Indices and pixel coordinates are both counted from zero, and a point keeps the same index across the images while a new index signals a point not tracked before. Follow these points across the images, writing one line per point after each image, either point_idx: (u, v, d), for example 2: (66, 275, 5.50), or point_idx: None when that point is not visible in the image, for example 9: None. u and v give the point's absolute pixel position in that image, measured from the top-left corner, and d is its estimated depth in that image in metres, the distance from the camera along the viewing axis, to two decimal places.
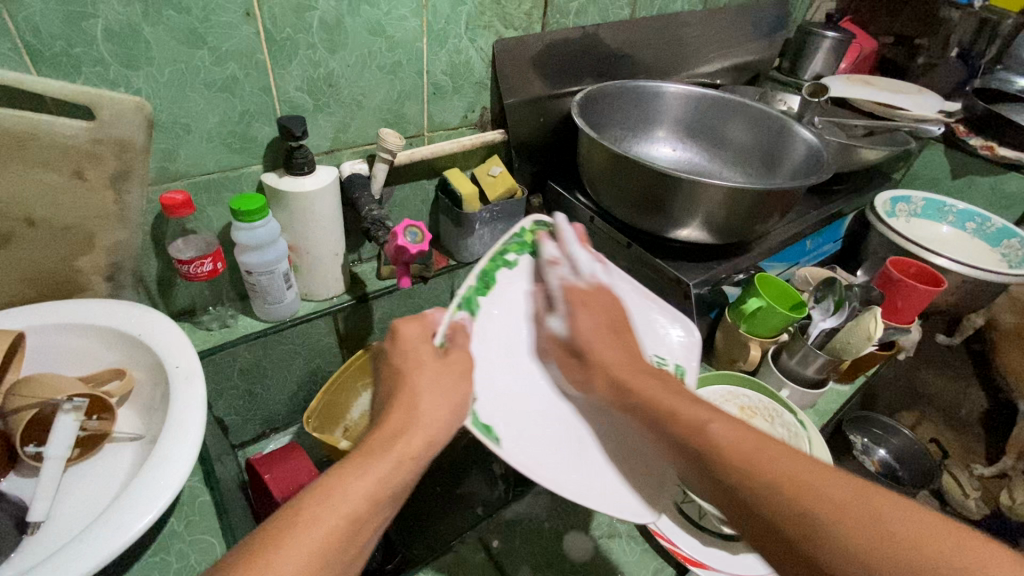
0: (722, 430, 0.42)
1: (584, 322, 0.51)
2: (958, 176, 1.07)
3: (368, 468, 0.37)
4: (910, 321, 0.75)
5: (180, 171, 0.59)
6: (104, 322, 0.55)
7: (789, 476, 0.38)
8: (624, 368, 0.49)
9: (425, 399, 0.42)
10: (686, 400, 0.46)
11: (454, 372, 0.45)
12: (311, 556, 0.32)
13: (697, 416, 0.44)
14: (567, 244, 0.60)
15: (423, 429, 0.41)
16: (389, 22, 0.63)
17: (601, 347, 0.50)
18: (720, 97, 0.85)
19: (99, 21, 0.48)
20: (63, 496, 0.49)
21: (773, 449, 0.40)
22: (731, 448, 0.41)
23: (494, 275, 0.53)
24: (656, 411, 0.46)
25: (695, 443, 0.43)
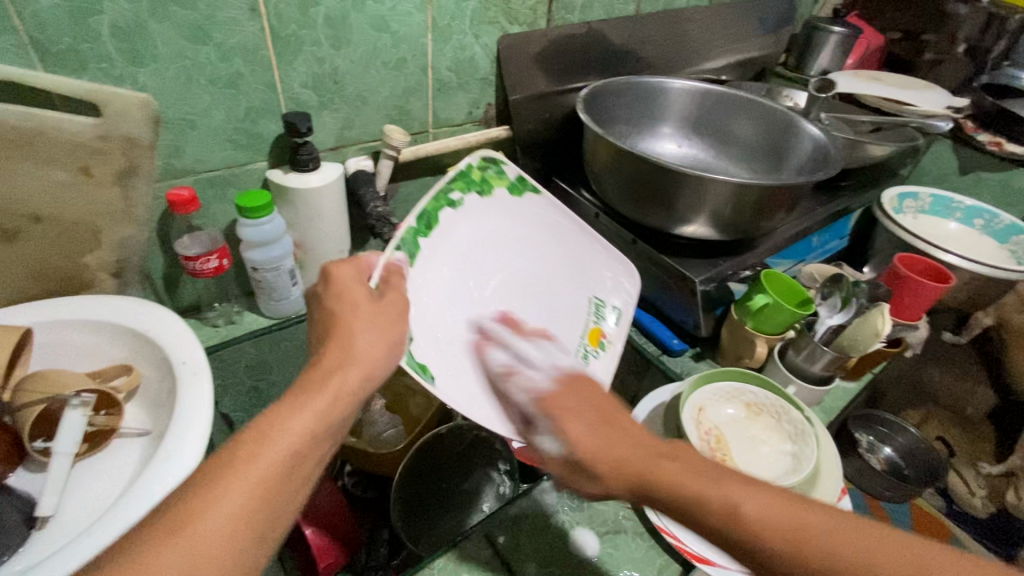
0: (751, 504, 0.36)
1: (573, 431, 0.41)
2: (967, 172, 1.06)
3: (303, 407, 0.37)
4: (918, 318, 0.74)
5: (185, 167, 0.59)
6: (111, 317, 0.55)
7: (831, 548, 0.34)
8: (633, 455, 0.40)
9: (360, 336, 0.43)
10: (710, 480, 0.38)
11: (395, 310, 0.46)
12: (256, 488, 0.33)
13: (726, 496, 0.37)
14: (514, 184, 0.65)
15: (359, 363, 0.42)
16: (394, 18, 0.63)
17: (591, 441, 0.41)
18: (725, 93, 0.85)
19: (105, 18, 0.48)
20: (71, 490, 0.49)
21: (819, 523, 0.35)
22: (768, 524, 0.35)
23: (438, 214, 0.55)
24: (675, 498, 0.38)
25: (729, 528, 0.36)
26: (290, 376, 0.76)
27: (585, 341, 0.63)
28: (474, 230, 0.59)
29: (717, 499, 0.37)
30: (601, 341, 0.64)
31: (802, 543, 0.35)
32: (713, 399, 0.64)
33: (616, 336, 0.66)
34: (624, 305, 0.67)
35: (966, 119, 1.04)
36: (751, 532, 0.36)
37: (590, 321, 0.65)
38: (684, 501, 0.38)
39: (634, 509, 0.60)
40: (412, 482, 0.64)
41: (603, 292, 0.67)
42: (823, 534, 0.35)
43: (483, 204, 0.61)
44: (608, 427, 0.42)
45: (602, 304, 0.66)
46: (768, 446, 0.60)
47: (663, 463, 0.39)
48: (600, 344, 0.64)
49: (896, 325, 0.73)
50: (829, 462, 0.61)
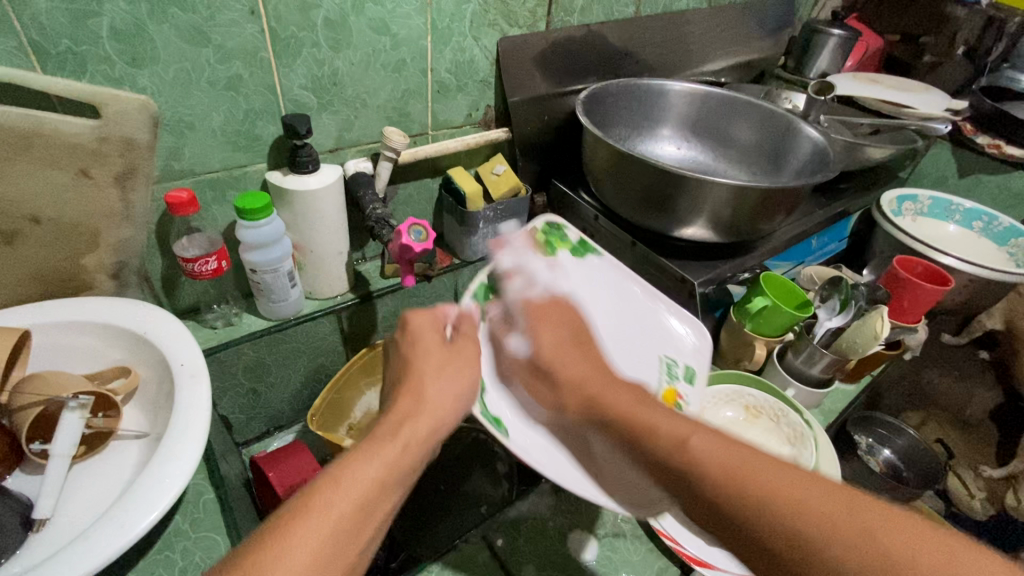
0: (704, 443, 0.39)
1: (544, 336, 0.52)
2: (965, 175, 1.06)
3: (380, 449, 0.38)
4: (917, 320, 0.74)
5: (184, 169, 0.59)
6: (109, 319, 0.55)
7: (764, 481, 0.35)
8: (592, 384, 0.47)
9: (432, 387, 0.45)
10: (658, 415, 0.43)
11: (461, 357, 0.48)
12: (330, 532, 0.33)
13: (675, 432, 0.40)
14: (578, 246, 0.64)
15: (430, 413, 0.43)
16: (393, 20, 0.63)
17: (562, 360, 0.50)
18: (725, 96, 0.85)
19: (104, 19, 0.48)
20: (68, 493, 0.49)
21: (761, 471, 0.36)
22: (714, 463, 0.37)
23: (503, 275, 0.57)
24: (627, 426, 0.43)
25: (671, 456, 0.40)
26: (289, 378, 0.76)
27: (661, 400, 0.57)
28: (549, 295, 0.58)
29: (672, 432, 0.40)
30: (679, 401, 0.58)
31: (739, 482, 0.36)
32: (712, 403, 0.64)
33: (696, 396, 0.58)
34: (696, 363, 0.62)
35: (964, 122, 1.04)
36: (694, 470, 0.38)
37: (664, 381, 0.59)
38: (649, 438, 0.42)
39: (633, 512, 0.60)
40: (412, 484, 0.64)
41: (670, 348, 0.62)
42: (762, 482, 0.35)
43: (551, 265, 0.61)
44: (590, 366, 0.49)
45: (674, 363, 0.61)
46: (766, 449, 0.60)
47: (641, 407, 0.44)
48: (677, 403, 0.57)
49: (896, 328, 0.73)
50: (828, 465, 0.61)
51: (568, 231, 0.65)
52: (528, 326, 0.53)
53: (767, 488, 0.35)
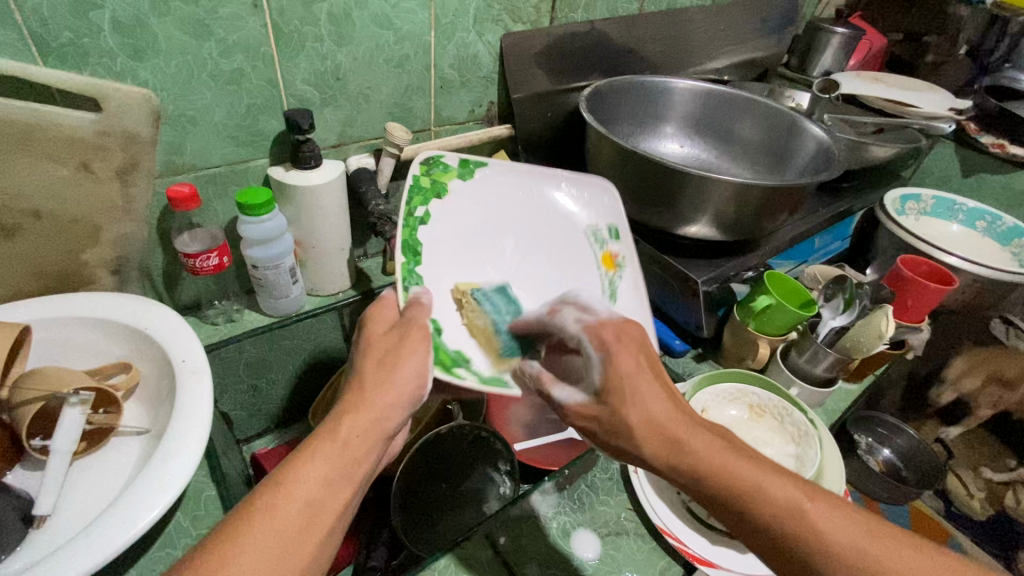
0: (824, 514, 0.38)
1: (623, 363, 0.45)
2: (968, 174, 1.06)
3: (314, 456, 0.38)
4: (920, 320, 0.74)
5: (186, 164, 0.59)
6: (111, 315, 0.55)
7: (878, 559, 0.36)
8: (684, 433, 0.42)
9: (373, 383, 0.42)
10: (770, 475, 0.40)
11: (415, 336, 0.45)
12: (271, 541, 0.34)
13: (790, 497, 0.38)
14: (462, 169, 0.59)
15: (372, 409, 0.41)
16: (397, 15, 0.63)
17: (640, 400, 0.43)
18: (729, 93, 0.85)
19: (106, 12, 0.48)
20: (69, 489, 0.48)
21: (890, 551, 0.36)
22: (841, 541, 0.37)
23: (414, 241, 0.53)
24: (726, 486, 0.40)
25: (793, 526, 0.38)
26: (291, 374, 0.76)
27: (601, 271, 0.59)
28: (458, 234, 0.57)
29: (786, 500, 0.38)
30: (617, 263, 0.60)
31: (870, 565, 0.36)
32: (715, 401, 0.63)
33: (628, 249, 0.60)
34: (621, 221, 0.62)
35: (968, 121, 1.04)
36: (822, 546, 0.37)
37: (597, 249, 0.61)
38: (763, 507, 0.39)
39: (637, 511, 0.59)
40: (413, 480, 0.64)
41: (591, 219, 0.62)
42: (882, 560, 0.36)
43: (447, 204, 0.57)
44: (671, 404, 0.44)
45: (596, 228, 0.62)
46: (770, 448, 0.60)
47: (729, 457, 0.41)
48: (617, 264, 0.60)
49: (900, 328, 0.73)
50: (831, 463, 0.61)
51: (444, 158, 0.59)
52: (602, 364, 0.45)
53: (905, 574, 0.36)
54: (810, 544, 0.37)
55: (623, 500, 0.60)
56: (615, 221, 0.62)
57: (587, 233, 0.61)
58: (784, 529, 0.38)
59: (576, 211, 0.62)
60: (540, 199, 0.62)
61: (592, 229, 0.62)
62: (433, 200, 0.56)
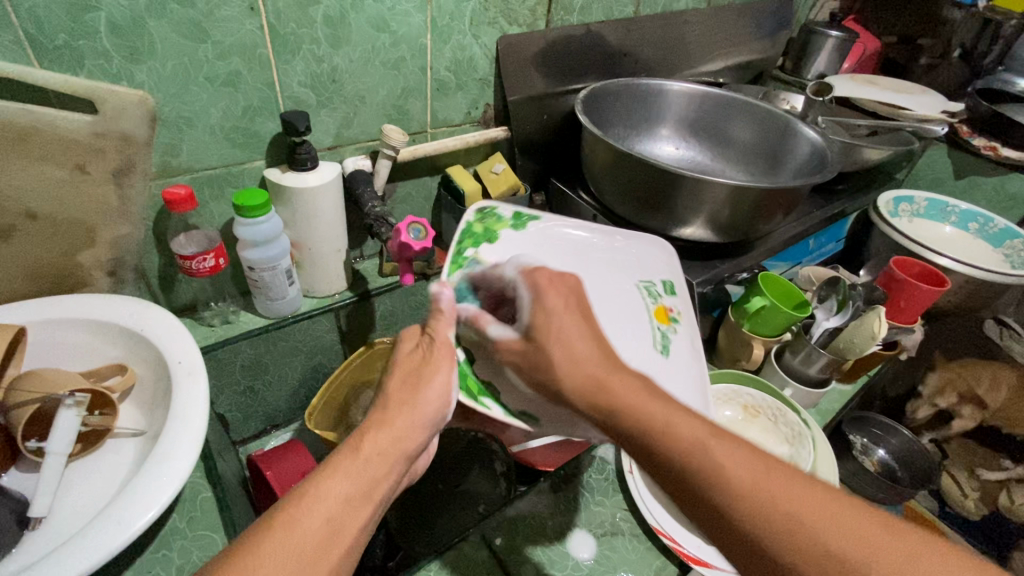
0: (726, 453, 0.36)
1: (550, 301, 0.44)
2: (961, 176, 1.06)
3: (337, 471, 0.37)
4: (914, 321, 0.74)
5: (182, 166, 0.59)
6: (107, 317, 0.55)
7: (771, 497, 0.34)
8: (603, 375, 0.41)
9: (399, 405, 0.42)
10: (677, 412, 0.39)
11: (434, 360, 0.44)
12: (292, 557, 0.33)
13: (694, 432, 0.37)
14: (516, 219, 0.57)
15: (395, 428, 0.41)
16: (393, 18, 0.63)
17: (559, 338, 0.42)
18: (724, 96, 0.85)
19: (102, 14, 0.48)
20: (64, 491, 0.48)
21: (791, 488, 0.34)
22: (738, 474, 0.35)
23: (458, 277, 0.50)
24: (635, 420, 0.39)
25: (693, 460, 0.36)
26: (288, 375, 0.76)
27: (656, 322, 0.56)
28: (506, 274, 0.52)
29: (692, 437, 0.37)
30: (671, 318, 0.57)
31: (762, 502, 0.34)
32: (710, 402, 0.64)
33: (682, 305, 0.59)
34: (675, 277, 0.60)
35: (961, 124, 1.04)
36: (720, 482, 0.35)
37: (652, 303, 0.58)
38: (668, 444, 0.37)
39: (632, 511, 0.60)
40: (409, 482, 0.64)
41: (651, 274, 0.60)
42: (776, 493, 0.34)
43: (497, 249, 0.54)
44: (596, 346, 0.43)
45: (654, 284, 0.59)
46: (765, 447, 0.60)
47: (645, 398, 0.40)
48: (671, 319, 0.57)
49: (893, 328, 0.73)
50: (826, 462, 0.61)
51: (499, 209, 0.57)
52: (534, 303, 0.44)
53: (798, 509, 0.33)
54: (707, 478, 0.36)
55: (619, 501, 0.60)
56: (669, 277, 0.60)
57: (642, 286, 0.58)
58: (685, 465, 0.37)
59: (628, 264, 0.60)
60: (599, 246, 0.59)
61: (648, 283, 0.59)
62: (483, 244, 0.54)
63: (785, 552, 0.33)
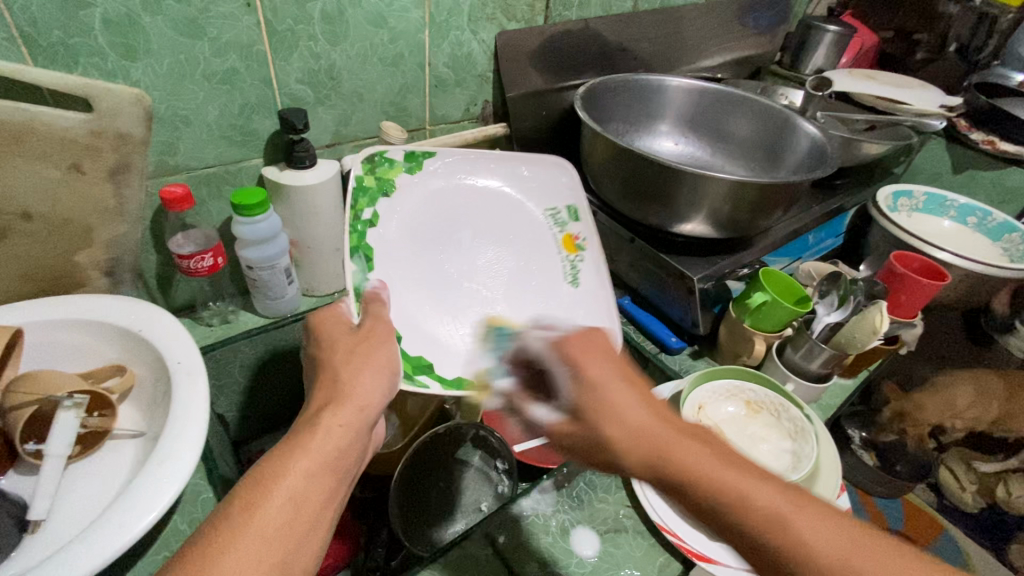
0: (810, 525, 0.34)
1: (592, 371, 0.40)
2: (960, 171, 1.06)
3: (294, 451, 0.37)
4: (914, 315, 0.74)
5: (179, 164, 0.58)
6: (105, 317, 0.54)
7: (865, 571, 0.33)
8: (660, 441, 0.38)
9: (348, 372, 0.43)
10: (747, 479, 0.36)
11: (373, 338, 0.47)
12: (260, 529, 0.33)
13: (773, 506, 0.35)
14: (408, 164, 0.66)
15: (352, 399, 0.41)
16: (391, 14, 0.62)
17: (608, 405, 0.39)
18: (722, 91, 0.85)
19: (97, 11, 0.47)
20: (64, 494, 0.48)
21: (893, 566, 0.33)
22: (826, 550, 0.33)
23: (365, 243, 0.60)
24: (705, 493, 0.36)
25: (775, 539, 0.34)
26: (286, 374, 0.76)
27: (564, 253, 0.69)
28: (404, 234, 0.63)
29: (769, 510, 0.35)
30: (578, 245, 0.69)
31: None
32: (713, 397, 0.63)
33: (586, 232, 0.70)
34: (578, 203, 0.72)
35: (958, 118, 1.04)
36: (807, 559, 0.33)
37: (558, 233, 0.70)
38: (743, 514, 0.35)
39: (635, 507, 0.60)
40: (411, 481, 0.64)
41: (553, 202, 0.72)
42: (869, 571, 0.33)
43: (393, 201, 0.64)
44: (645, 409, 0.39)
45: (557, 211, 0.71)
46: (767, 443, 0.60)
47: (715, 466, 0.36)
48: (577, 247, 0.69)
49: (893, 323, 0.73)
50: (829, 458, 0.61)
51: (389, 154, 0.65)
52: (569, 377, 0.42)
53: None
54: (794, 556, 0.34)
55: (621, 497, 0.60)
56: (572, 203, 0.72)
57: (549, 215, 0.71)
58: (762, 536, 0.35)
59: (533, 198, 0.72)
60: (496, 187, 0.71)
61: (552, 212, 0.71)
62: (379, 199, 0.63)
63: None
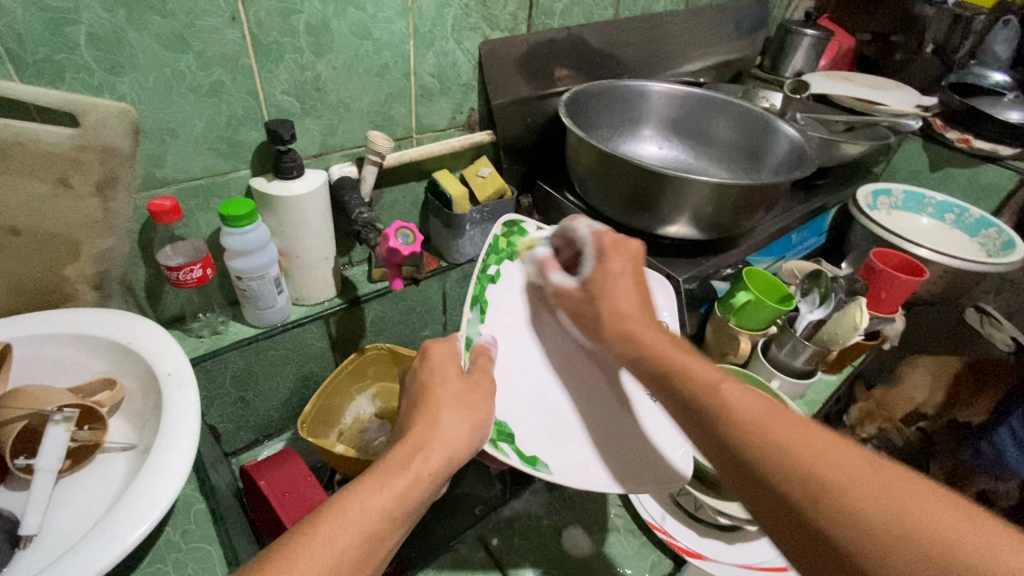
0: (736, 395, 0.39)
1: (612, 264, 0.52)
2: (937, 169, 1.09)
3: (385, 482, 0.38)
4: (894, 311, 0.76)
5: (166, 177, 0.59)
6: (94, 331, 0.54)
7: (768, 426, 0.37)
8: (633, 321, 0.49)
9: (446, 416, 0.44)
10: (692, 358, 0.44)
11: (479, 390, 0.48)
12: (333, 564, 0.33)
13: (710, 377, 0.42)
14: (538, 239, 0.63)
15: (445, 445, 0.42)
16: (375, 25, 0.63)
17: (610, 295, 0.50)
18: (705, 95, 0.87)
19: (82, 27, 0.48)
20: (55, 510, 0.48)
21: (794, 425, 0.36)
22: (741, 409, 0.38)
23: (482, 296, 0.58)
24: (652, 356, 0.46)
25: (701, 395, 0.41)
26: (277, 385, 0.76)
27: None
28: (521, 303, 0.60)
29: (709, 378, 0.42)
30: None
31: (760, 434, 0.37)
32: None
33: None
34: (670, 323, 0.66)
35: (935, 117, 1.07)
36: (729, 414, 0.39)
37: None
38: (683, 379, 0.43)
39: (625, 507, 0.60)
40: None
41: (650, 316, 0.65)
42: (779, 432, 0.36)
43: (516, 268, 0.61)
44: (640, 307, 0.50)
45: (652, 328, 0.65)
46: None
47: (673, 349, 0.46)
48: None
49: (875, 318, 0.75)
50: None
51: (524, 224, 0.63)
52: (595, 263, 0.53)
53: (797, 453, 0.35)
54: (714, 411, 0.39)
55: (612, 497, 0.61)
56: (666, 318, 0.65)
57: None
58: (694, 396, 0.41)
59: None
60: None
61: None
62: (505, 262, 0.61)
63: (770, 463, 0.36)
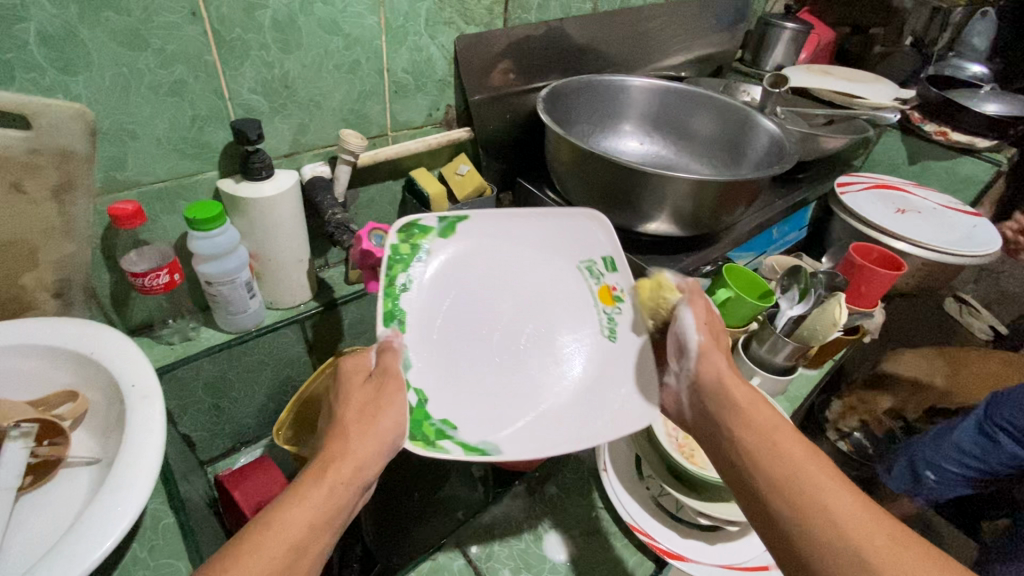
0: (838, 499, 0.37)
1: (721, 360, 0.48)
2: (915, 162, 1.09)
3: (300, 501, 0.37)
4: (875, 305, 0.76)
5: (128, 179, 0.56)
6: (52, 341, 0.52)
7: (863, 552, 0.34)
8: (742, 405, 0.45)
9: (356, 432, 0.41)
10: (797, 448, 0.40)
11: (387, 391, 0.44)
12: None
13: (802, 466, 0.39)
14: (443, 227, 0.56)
15: (353, 456, 0.40)
16: (345, 20, 0.61)
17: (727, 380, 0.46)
18: (684, 89, 0.86)
19: (30, 25, 0.45)
20: (14, 529, 0.46)
21: (881, 540, 0.35)
22: (839, 510, 0.36)
23: (394, 307, 0.50)
24: (747, 442, 0.42)
25: (794, 486, 0.38)
26: (253, 391, 0.75)
27: (599, 307, 0.54)
28: (439, 300, 0.52)
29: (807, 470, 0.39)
30: (615, 296, 0.55)
31: (846, 538, 0.35)
32: None
33: (626, 280, 0.55)
34: (614, 249, 0.57)
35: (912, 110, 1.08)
36: (819, 510, 0.37)
37: (592, 284, 0.56)
38: (778, 464, 0.40)
39: (606, 510, 0.60)
40: (385, 489, 0.66)
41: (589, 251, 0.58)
42: (873, 546, 0.34)
43: (428, 262, 0.54)
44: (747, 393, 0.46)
45: (592, 262, 0.57)
46: None
47: (775, 433, 0.42)
48: (615, 299, 0.55)
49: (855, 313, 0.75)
50: None
51: (422, 220, 0.56)
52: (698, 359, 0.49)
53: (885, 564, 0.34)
54: (803, 503, 0.37)
55: (593, 500, 0.60)
56: (608, 251, 0.57)
57: (581, 267, 0.57)
58: (786, 486, 0.39)
59: (563, 248, 0.58)
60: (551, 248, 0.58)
61: (586, 263, 0.57)
62: (413, 265, 0.53)
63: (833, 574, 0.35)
